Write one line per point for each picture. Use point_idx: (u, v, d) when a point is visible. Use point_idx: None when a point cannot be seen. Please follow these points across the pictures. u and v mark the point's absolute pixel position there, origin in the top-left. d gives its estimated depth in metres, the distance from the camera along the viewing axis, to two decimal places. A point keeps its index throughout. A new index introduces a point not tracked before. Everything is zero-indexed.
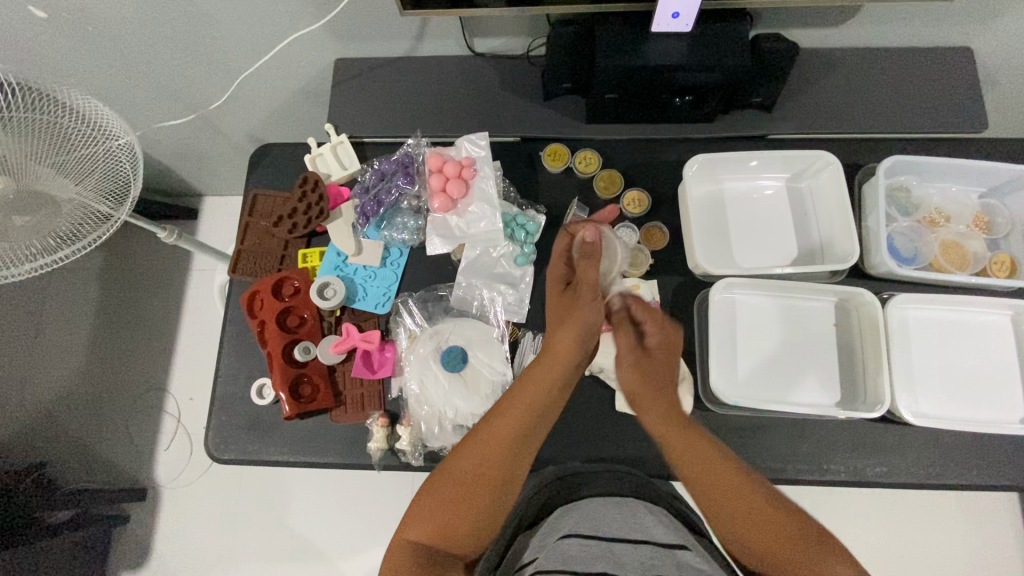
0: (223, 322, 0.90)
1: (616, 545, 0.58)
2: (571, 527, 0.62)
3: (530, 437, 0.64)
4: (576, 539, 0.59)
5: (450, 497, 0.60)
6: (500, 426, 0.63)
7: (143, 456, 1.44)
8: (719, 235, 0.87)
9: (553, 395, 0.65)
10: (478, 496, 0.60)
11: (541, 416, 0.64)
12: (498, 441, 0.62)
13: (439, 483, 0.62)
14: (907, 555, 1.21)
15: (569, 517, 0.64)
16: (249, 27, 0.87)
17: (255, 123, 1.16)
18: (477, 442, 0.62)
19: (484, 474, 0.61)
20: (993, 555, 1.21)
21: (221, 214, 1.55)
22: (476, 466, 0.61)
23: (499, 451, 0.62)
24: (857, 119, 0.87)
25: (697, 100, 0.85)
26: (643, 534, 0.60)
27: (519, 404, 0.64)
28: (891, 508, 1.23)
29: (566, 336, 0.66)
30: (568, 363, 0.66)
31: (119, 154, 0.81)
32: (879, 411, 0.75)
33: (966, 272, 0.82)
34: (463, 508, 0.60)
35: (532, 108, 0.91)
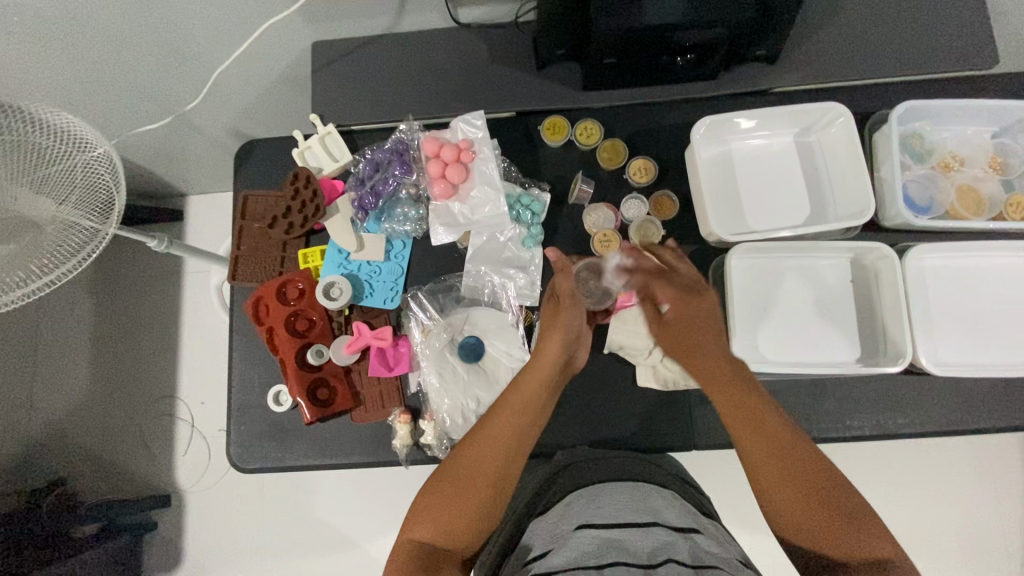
0: (230, 331, 0.88)
1: (628, 532, 0.57)
2: (582, 515, 0.61)
3: (526, 438, 0.63)
4: (589, 528, 0.58)
5: (453, 497, 0.59)
6: (497, 425, 0.62)
7: (162, 463, 1.44)
8: (730, 199, 0.85)
9: (544, 397, 0.65)
10: (479, 496, 0.59)
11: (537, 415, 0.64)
12: (496, 442, 0.61)
13: (440, 483, 0.61)
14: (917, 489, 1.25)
15: (579, 505, 0.63)
16: (217, 17, 0.81)
17: (233, 117, 1.10)
18: (476, 442, 0.62)
19: (482, 473, 0.60)
20: (999, 484, 1.25)
21: (207, 213, 1.50)
22: (475, 466, 0.60)
23: (496, 452, 0.61)
24: (864, 66, 0.84)
25: (699, 57, 0.81)
26: (655, 517, 0.59)
27: (513, 404, 0.63)
28: (902, 446, 1.26)
29: (552, 338, 0.67)
30: (553, 367, 0.66)
31: (97, 166, 0.77)
32: (903, 365, 0.75)
33: (982, 217, 0.81)
34: (462, 506, 0.59)
35: (525, 80, 0.87)
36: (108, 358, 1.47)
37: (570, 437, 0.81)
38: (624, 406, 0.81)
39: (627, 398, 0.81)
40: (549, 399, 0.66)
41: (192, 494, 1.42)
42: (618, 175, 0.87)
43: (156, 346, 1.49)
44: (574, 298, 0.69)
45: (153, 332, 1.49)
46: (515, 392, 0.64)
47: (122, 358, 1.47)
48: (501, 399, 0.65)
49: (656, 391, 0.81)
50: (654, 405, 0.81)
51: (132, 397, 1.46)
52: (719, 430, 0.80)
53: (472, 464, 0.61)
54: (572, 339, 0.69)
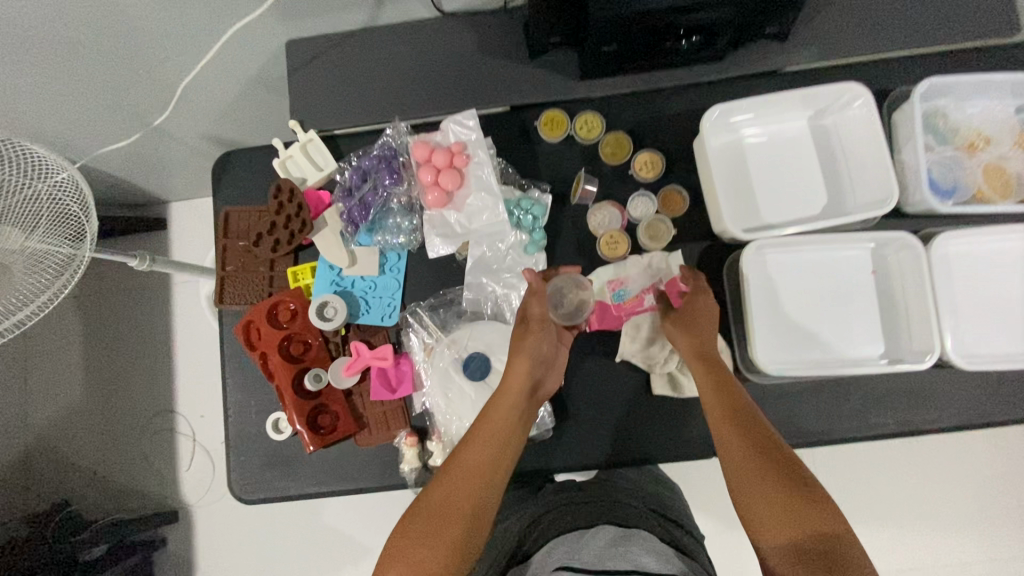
0: (221, 357, 0.83)
1: None
2: (561, 559, 0.55)
3: (499, 466, 0.60)
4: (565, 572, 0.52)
5: (425, 533, 0.54)
6: (466, 453, 0.60)
7: (166, 479, 1.41)
8: (743, 191, 0.80)
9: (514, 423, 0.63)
10: (450, 529, 0.55)
11: (508, 443, 0.62)
12: (467, 470, 0.58)
13: (411, 519, 0.56)
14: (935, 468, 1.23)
15: (561, 551, 0.57)
16: (178, 21, 0.74)
17: (208, 123, 1.03)
18: (447, 471, 0.59)
19: (457, 503, 0.56)
20: None
21: (191, 221, 1.44)
22: (446, 497, 0.57)
23: (468, 482, 0.58)
24: (883, 39, 0.78)
25: (705, 40, 0.75)
26: (634, 564, 0.52)
27: (483, 430, 0.62)
28: None
29: (517, 365, 0.66)
30: (520, 394, 0.64)
31: (63, 191, 0.71)
32: (931, 361, 0.71)
33: (1011, 199, 0.76)
34: (436, 541, 0.54)
35: (518, 72, 0.81)
36: (102, 376, 1.42)
37: (585, 451, 0.77)
38: (640, 416, 0.77)
39: (642, 408, 0.77)
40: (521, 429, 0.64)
41: (200, 509, 1.40)
42: (623, 170, 0.81)
43: (149, 360, 1.44)
44: (542, 322, 0.70)
45: (145, 347, 1.44)
46: (483, 421, 0.63)
47: (116, 375, 1.43)
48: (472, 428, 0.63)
49: (673, 399, 0.77)
50: (671, 413, 0.77)
51: (129, 415, 1.42)
52: None
53: (444, 494, 0.57)
54: (538, 364, 0.68)
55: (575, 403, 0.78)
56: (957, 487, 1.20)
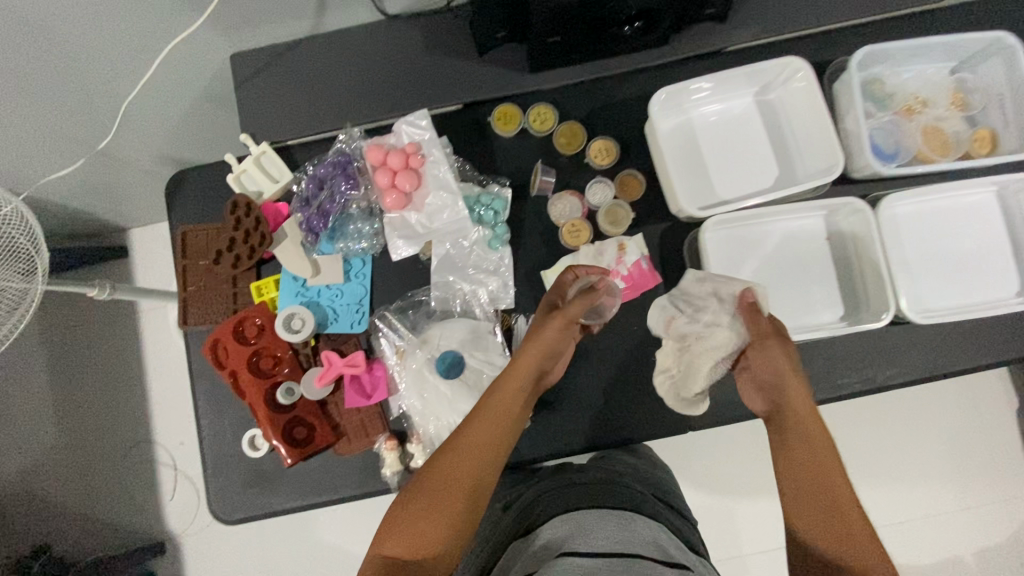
0: (191, 379, 0.82)
1: (618, 563, 0.53)
2: (564, 543, 0.56)
3: (503, 447, 0.60)
4: (574, 558, 0.53)
5: (424, 507, 0.54)
6: (473, 431, 0.59)
7: (149, 511, 1.36)
8: (696, 170, 0.81)
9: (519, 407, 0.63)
10: (453, 508, 0.54)
11: (513, 425, 0.62)
12: (473, 448, 0.58)
13: (411, 494, 0.56)
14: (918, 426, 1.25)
15: (562, 532, 0.58)
16: (114, 43, 0.72)
17: (160, 144, 1.01)
18: (451, 448, 0.58)
19: (462, 485, 0.56)
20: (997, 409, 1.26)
21: (154, 246, 1.40)
22: (449, 472, 0.56)
23: (472, 458, 0.57)
24: (817, 12, 0.80)
25: (647, 25, 0.76)
26: (643, 549, 0.55)
27: (490, 411, 0.61)
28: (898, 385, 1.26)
29: (529, 350, 0.66)
30: (525, 378, 0.65)
31: (10, 225, 0.70)
32: (887, 319, 0.73)
33: (952, 157, 0.78)
34: (438, 518, 0.53)
35: (468, 70, 0.81)
36: (72, 413, 1.37)
37: (564, 439, 0.78)
38: (616, 399, 0.78)
39: (617, 390, 0.79)
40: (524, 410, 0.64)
41: (187, 539, 1.36)
42: (578, 159, 0.82)
43: (119, 393, 1.39)
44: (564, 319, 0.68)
45: (114, 379, 1.39)
46: (490, 401, 0.62)
47: (86, 411, 1.38)
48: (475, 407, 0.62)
49: (646, 379, 0.79)
50: (646, 393, 0.78)
51: (105, 450, 1.37)
52: (714, 409, 0.78)
53: (446, 471, 0.56)
54: (549, 353, 0.67)
55: (551, 393, 0.78)
56: (931, 440, 1.24)
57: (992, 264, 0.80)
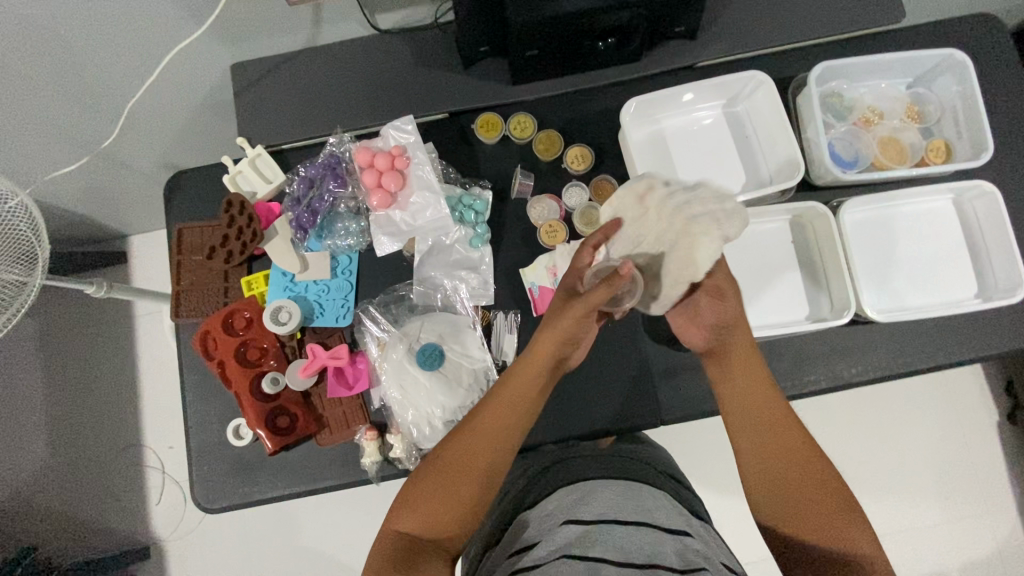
0: (180, 370, 0.85)
1: (616, 529, 0.55)
2: (568, 511, 0.59)
3: (513, 435, 0.62)
4: (577, 524, 0.56)
5: (434, 489, 0.59)
6: (485, 418, 0.62)
7: (135, 514, 1.36)
8: (667, 175, 0.86)
9: (534, 393, 0.63)
10: (462, 487, 0.59)
11: (524, 414, 0.63)
12: (483, 436, 0.61)
13: (426, 473, 0.60)
14: (902, 436, 1.26)
15: (568, 501, 0.61)
16: (123, 49, 0.78)
17: (162, 149, 1.06)
18: (464, 433, 0.61)
19: (472, 467, 0.59)
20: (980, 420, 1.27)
21: (152, 252, 1.44)
22: (458, 458, 0.60)
23: (482, 446, 0.60)
24: (779, 32, 0.86)
25: (621, 40, 0.81)
26: (645, 517, 0.58)
27: (503, 398, 0.62)
28: (881, 395, 1.27)
29: (546, 336, 0.62)
30: (542, 365, 0.63)
31: (14, 216, 0.73)
32: (848, 316, 0.77)
33: (907, 165, 0.84)
34: (448, 497, 0.58)
35: (453, 81, 0.86)
36: (62, 416, 1.37)
37: (541, 429, 0.81)
38: (589, 393, 0.82)
39: (591, 383, 0.82)
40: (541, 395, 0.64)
41: (172, 544, 1.35)
42: (557, 164, 0.87)
43: (111, 396, 1.40)
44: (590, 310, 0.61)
45: (105, 382, 1.40)
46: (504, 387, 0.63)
47: (78, 413, 1.38)
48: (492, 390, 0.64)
49: (620, 372, 0.82)
50: (617, 387, 0.82)
51: (94, 453, 1.37)
52: (685, 402, 0.81)
53: (456, 456, 0.60)
54: (568, 341, 0.63)
55: None
56: (913, 449, 1.25)
57: (951, 267, 0.83)
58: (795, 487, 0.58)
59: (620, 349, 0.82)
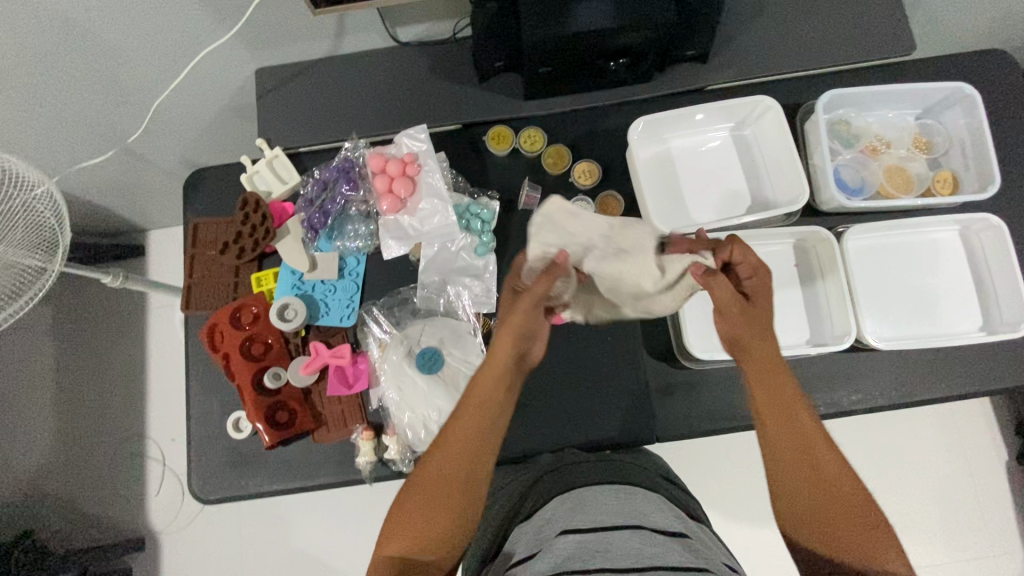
0: (186, 361, 0.87)
1: (613, 534, 0.54)
2: (565, 521, 0.58)
3: (487, 443, 0.59)
4: (574, 533, 0.55)
5: (418, 512, 0.56)
6: (455, 433, 0.59)
7: (133, 505, 1.37)
8: (673, 193, 0.87)
9: (502, 396, 0.60)
10: (446, 501, 0.56)
11: (495, 420, 0.60)
12: (456, 450, 0.58)
13: (407, 497, 0.57)
14: (908, 471, 1.24)
15: (564, 510, 0.60)
16: (155, 49, 0.82)
17: (185, 147, 1.09)
18: (437, 450, 0.58)
19: (450, 478, 0.57)
20: (989, 459, 1.24)
21: (169, 247, 1.48)
22: (435, 477, 0.57)
23: (456, 461, 0.58)
24: (789, 59, 0.87)
25: (632, 61, 0.83)
26: (641, 521, 0.57)
27: (469, 410, 0.59)
28: (887, 427, 1.25)
29: (504, 336, 0.60)
30: (504, 368, 0.60)
31: (40, 204, 0.76)
32: (848, 342, 0.77)
33: (913, 194, 0.85)
34: (432, 514, 0.56)
35: (467, 93, 0.89)
36: (71, 402, 1.40)
37: (535, 440, 0.81)
38: (586, 405, 0.82)
39: (587, 396, 0.82)
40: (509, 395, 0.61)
41: (167, 536, 1.36)
42: (564, 179, 0.89)
43: (118, 386, 1.42)
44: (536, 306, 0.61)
45: (114, 372, 1.42)
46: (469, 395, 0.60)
47: (85, 401, 1.40)
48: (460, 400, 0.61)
49: (616, 387, 0.82)
50: (614, 400, 0.82)
51: (97, 441, 1.39)
52: (681, 420, 0.81)
53: (432, 474, 0.57)
54: (527, 336, 0.61)
55: (525, 395, 0.82)
56: (917, 485, 1.23)
57: (956, 299, 0.83)
58: (829, 519, 0.55)
59: (618, 364, 0.83)
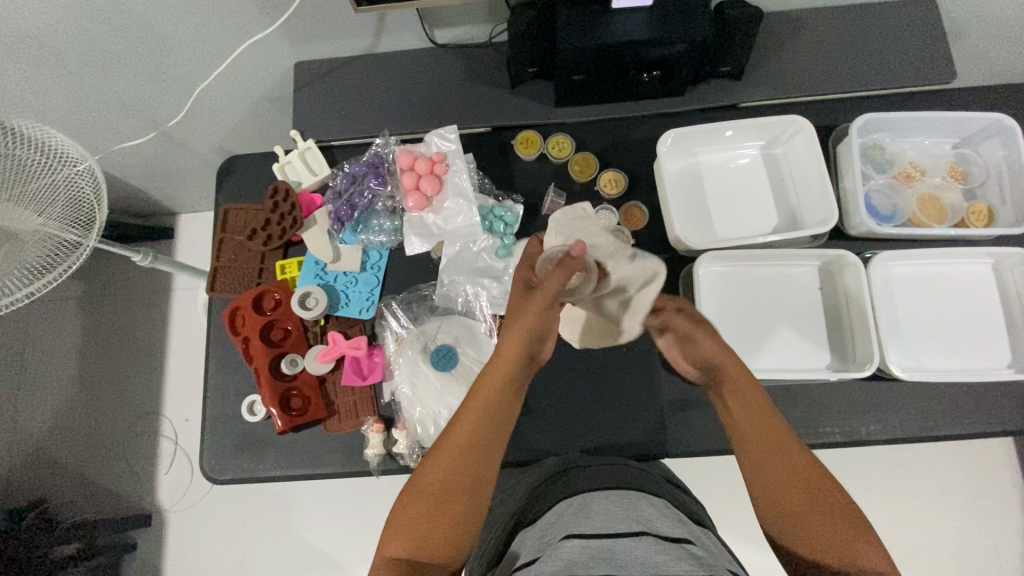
0: (206, 341, 0.88)
1: (617, 542, 0.53)
2: (570, 526, 0.58)
3: (491, 443, 0.59)
4: (578, 538, 0.55)
5: (420, 514, 0.56)
6: (459, 433, 0.59)
7: (143, 481, 1.40)
8: (698, 208, 0.87)
9: (508, 397, 0.60)
10: (449, 505, 0.56)
11: (501, 420, 0.60)
12: (460, 452, 0.58)
13: (408, 499, 0.57)
14: (926, 510, 1.19)
15: (569, 516, 0.60)
16: (200, 36, 0.84)
17: (222, 134, 1.12)
18: (439, 451, 0.58)
19: (454, 480, 0.57)
20: (1013, 505, 1.19)
21: (198, 231, 1.51)
22: (437, 478, 0.57)
23: (459, 461, 0.58)
24: (825, 80, 0.87)
25: (665, 74, 0.84)
26: (645, 527, 0.56)
27: (474, 408, 0.59)
28: (907, 464, 1.21)
29: (512, 335, 0.61)
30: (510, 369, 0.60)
31: (81, 180, 0.79)
32: (870, 369, 0.75)
33: (945, 224, 0.83)
34: (436, 516, 0.56)
35: (500, 97, 0.90)
36: (93, 375, 1.43)
37: (543, 445, 0.81)
38: (597, 414, 0.81)
39: (599, 405, 0.82)
40: (514, 398, 0.61)
41: (173, 515, 1.38)
42: (590, 187, 0.89)
43: (138, 362, 1.45)
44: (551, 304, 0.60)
45: (134, 350, 1.46)
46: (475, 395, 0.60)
47: (106, 375, 1.44)
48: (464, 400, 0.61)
49: (628, 398, 0.82)
50: (625, 411, 0.81)
51: (114, 415, 1.42)
52: (692, 437, 0.80)
53: (434, 475, 0.57)
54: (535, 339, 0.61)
55: (536, 399, 0.82)
56: (935, 525, 1.19)
57: (986, 334, 0.81)
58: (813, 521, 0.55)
59: (632, 375, 0.82)
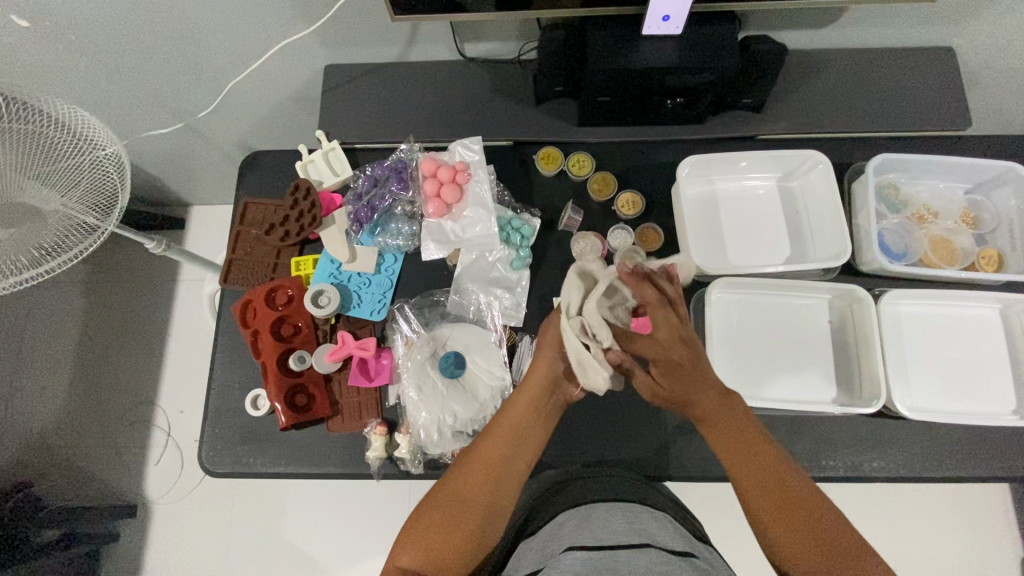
0: (215, 333, 0.88)
1: (621, 553, 0.53)
2: (572, 537, 0.58)
3: (507, 467, 0.65)
4: (581, 550, 0.55)
5: (434, 525, 0.62)
6: (481, 454, 0.65)
7: (132, 470, 1.37)
8: (713, 234, 0.88)
9: (530, 423, 0.67)
10: (467, 520, 0.62)
11: (520, 447, 0.66)
12: (479, 472, 0.64)
13: (427, 509, 0.63)
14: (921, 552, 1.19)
15: (571, 526, 0.60)
16: (237, 33, 0.87)
17: (245, 130, 1.14)
18: (462, 467, 0.65)
19: (471, 497, 0.63)
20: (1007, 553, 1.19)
21: (209, 223, 1.52)
22: (456, 496, 0.63)
23: (479, 480, 0.64)
24: (844, 117, 0.88)
25: (688, 102, 0.86)
26: (649, 539, 0.56)
27: (495, 433, 0.67)
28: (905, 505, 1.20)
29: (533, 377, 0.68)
30: (540, 392, 0.68)
31: (105, 164, 0.78)
32: (876, 406, 0.76)
33: (956, 266, 0.84)
34: (453, 528, 0.61)
35: (524, 111, 0.91)
36: (91, 358, 1.41)
37: (545, 460, 0.80)
38: (603, 433, 0.81)
39: (604, 423, 0.81)
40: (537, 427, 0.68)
41: (158, 507, 1.35)
42: (608, 206, 0.90)
43: (137, 349, 1.44)
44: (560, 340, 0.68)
45: (135, 336, 1.45)
46: (501, 423, 0.67)
47: (103, 360, 1.42)
48: (490, 426, 0.68)
49: (634, 419, 0.81)
50: (631, 432, 0.81)
51: (109, 402, 1.39)
52: (696, 462, 0.79)
53: (458, 488, 0.64)
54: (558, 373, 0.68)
55: None
56: None
57: (993, 378, 0.81)
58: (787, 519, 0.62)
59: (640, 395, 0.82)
